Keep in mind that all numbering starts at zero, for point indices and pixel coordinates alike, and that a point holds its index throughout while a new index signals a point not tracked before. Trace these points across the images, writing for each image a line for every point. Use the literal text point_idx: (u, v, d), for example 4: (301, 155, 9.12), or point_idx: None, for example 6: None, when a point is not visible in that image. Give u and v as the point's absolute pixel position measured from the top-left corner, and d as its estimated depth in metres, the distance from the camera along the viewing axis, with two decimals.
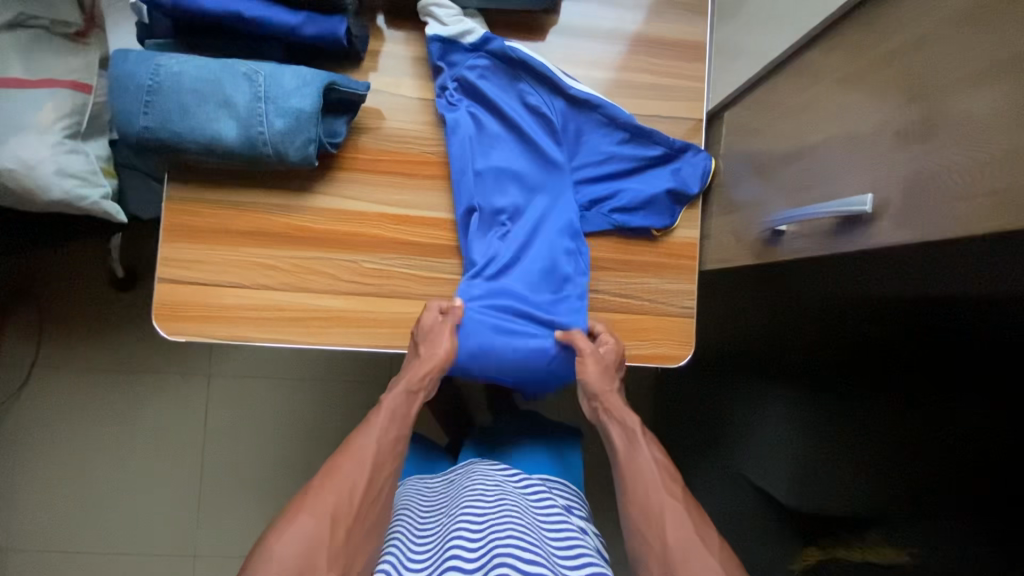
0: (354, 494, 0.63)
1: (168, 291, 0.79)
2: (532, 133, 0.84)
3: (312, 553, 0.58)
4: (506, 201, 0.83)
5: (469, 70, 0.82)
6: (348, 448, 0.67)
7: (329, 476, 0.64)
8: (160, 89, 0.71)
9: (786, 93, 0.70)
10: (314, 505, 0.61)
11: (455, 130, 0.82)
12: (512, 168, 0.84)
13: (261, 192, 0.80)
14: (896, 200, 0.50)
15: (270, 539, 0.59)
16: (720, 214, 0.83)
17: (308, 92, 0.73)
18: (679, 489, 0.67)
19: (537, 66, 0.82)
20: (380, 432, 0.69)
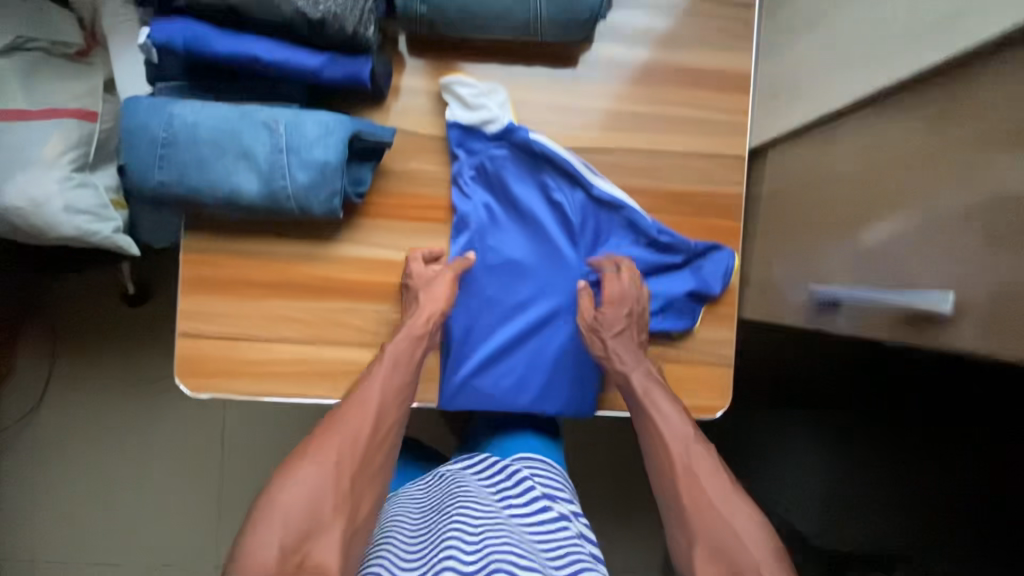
0: (357, 443, 0.64)
1: (189, 346, 0.76)
2: (548, 229, 0.80)
3: (317, 503, 0.58)
4: (513, 299, 0.80)
5: (488, 159, 0.79)
6: (350, 402, 0.67)
7: (331, 428, 0.64)
8: (174, 141, 0.66)
9: (841, 146, 0.65)
10: (317, 454, 0.62)
11: (463, 229, 0.79)
12: (523, 263, 0.80)
13: (281, 241, 0.77)
14: (979, 304, 0.45)
15: (274, 487, 0.59)
16: (762, 264, 0.80)
17: (331, 141, 0.68)
18: (705, 447, 0.66)
19: (562, 160, 0.79)
20: (383, 380, 0.69)
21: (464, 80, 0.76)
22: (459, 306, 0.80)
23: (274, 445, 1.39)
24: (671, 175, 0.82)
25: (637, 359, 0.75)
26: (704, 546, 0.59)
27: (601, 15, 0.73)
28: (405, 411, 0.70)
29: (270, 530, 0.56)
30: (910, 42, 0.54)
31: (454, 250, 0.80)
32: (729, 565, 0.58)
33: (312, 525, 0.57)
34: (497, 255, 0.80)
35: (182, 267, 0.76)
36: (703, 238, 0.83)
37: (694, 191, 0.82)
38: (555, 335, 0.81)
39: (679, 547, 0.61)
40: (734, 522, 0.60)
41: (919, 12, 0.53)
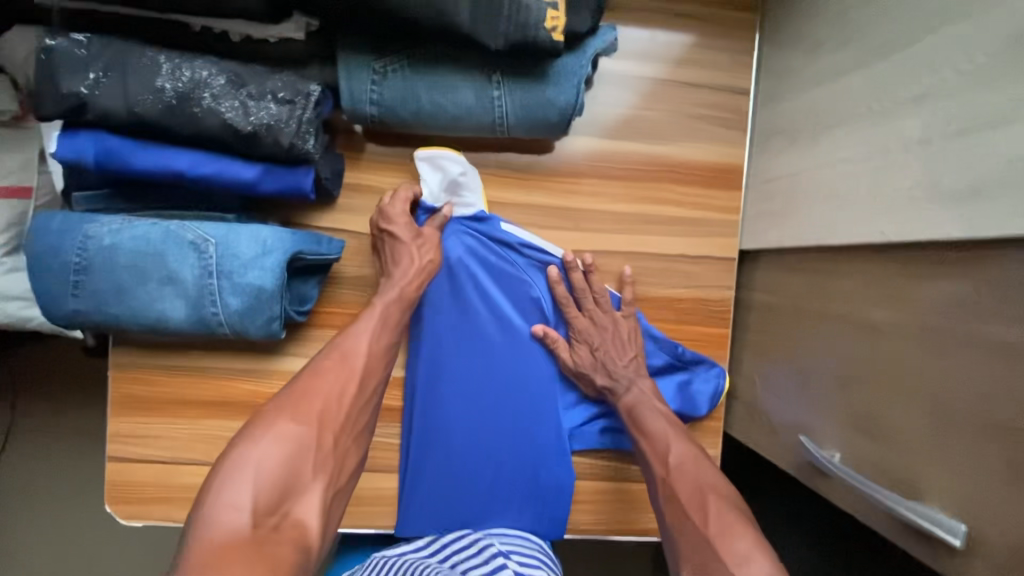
0: (341, 401, 0.56)
1: (120, 471, 0.69)
2: (522, 330, 0.74)
3: (294, 458, 0.50)
4: (484, 408, 0.73)
5: (451, 250, 0.72)
6: (330, 352, 0.60)
7: (310, 376, 0.56)
8: (90, 267, 0.59)
9: (838, 283, 0.58)
10: (296, 408, 0.54)
11: (420, 330, 0.73)
12: (496, 368, 0.73)
13: (221, 357, 0.70)
14: (997, 546, 0.38)
15: (241, 441, 0.50)
16: (750, 383, 0.73)
17: (268, 264, 0.61)
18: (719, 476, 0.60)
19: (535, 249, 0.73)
20: (372, 338, 0.63)
21: (457, 158, 0.69)
22: (424, 415, 0.72)
23: None
24: (653, 279, 0.75)
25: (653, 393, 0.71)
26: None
27: (573, 115, 0.65)
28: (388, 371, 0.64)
29: (234, 484, 0.47)
30: (922, 200, 0.46)
31: (410, 353, 0.73)
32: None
33: (287, 483, 0.49)
34: (468, 357, 0.73)
35: (111, 385, 0.69)
36: (687, 347, 0.76)
37: (677, 296, 0.75)
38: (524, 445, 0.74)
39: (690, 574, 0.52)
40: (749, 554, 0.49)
41: (933, 168, 0.45)
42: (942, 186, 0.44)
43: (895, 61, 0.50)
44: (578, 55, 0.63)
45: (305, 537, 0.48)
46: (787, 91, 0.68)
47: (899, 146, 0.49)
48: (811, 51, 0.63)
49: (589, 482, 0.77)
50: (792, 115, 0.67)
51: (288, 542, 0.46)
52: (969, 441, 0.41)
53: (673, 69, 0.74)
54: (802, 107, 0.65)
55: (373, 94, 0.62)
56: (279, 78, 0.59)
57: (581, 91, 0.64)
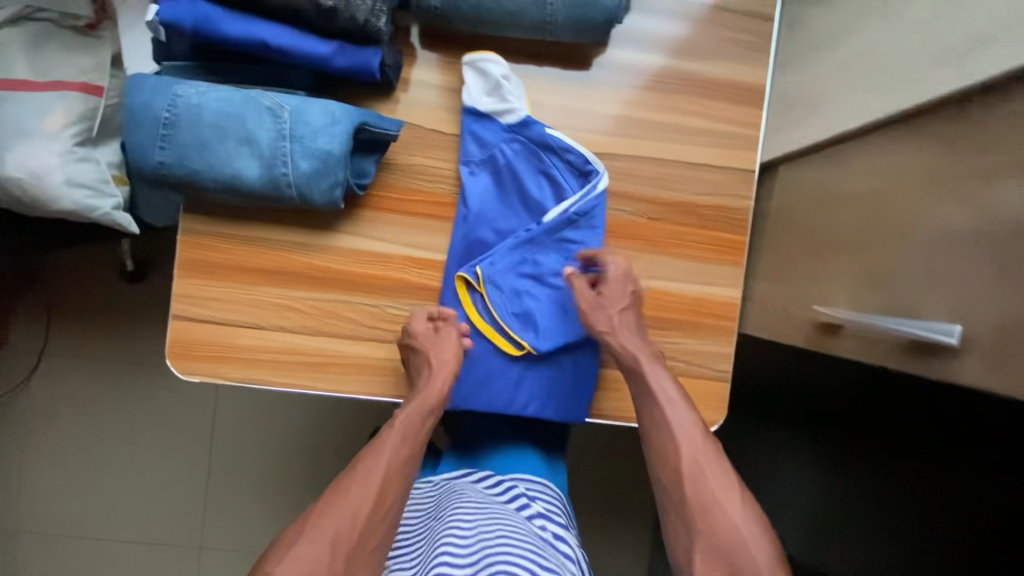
0: (356, 520, 0.60)
1: (182, 329, 0.75)
2: (555, 232, 0.78)
3: (313, 575, 0.56)
4: (518, 304, 0.79)
5: (498, 152, 0.78)
6: (343, 482, 0.63)
7: (335, 493, 0.62)
8: (177, 123, 0.65)
9: (854, 167, 0.63)
10: (314, 531, 0.59)
11: (463, 221, 0.78)
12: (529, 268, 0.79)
13: (281, 229, 0.76)
14: (989, 338, 0.44)
15: (271, 563, 0.57)
16: (766, 281, 0.78)
17: (336, 131, 0.67)
18: (707, 443, 0.66)
19: (578, 159, 0.77)
20: (390, 453, 0.66)
21: (500, 62, 0.75)
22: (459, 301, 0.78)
23: (267, 426, 1.43)
24: (678, 186, 0.81)
25: (640, 346, 0.74)
26: (704, 547, 0.60)
27: (616, 18, 0.72)
28: (411, 471, 0.68)
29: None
30: (932, 66, 0.52)
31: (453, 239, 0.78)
32: (729, 565, 0.59)
33: None
34: (506, 254, 0.78)
35: (179, 249, 0.75)
36: (707, 250, 0.82)
37: (700, 202, 0.81)
38: (540, 344, 0.77)
39: (681, 557, 0.61)
40: (735, 518, 0.61)
41: (942, 36, 0.52)
42: (949, 48, 0.51)
43: None
44: None
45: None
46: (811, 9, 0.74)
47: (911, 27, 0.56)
48: None
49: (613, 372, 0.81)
50: (814, 29, 0.73)
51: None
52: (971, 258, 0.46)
53: None
54: (823, 19, 0.71)
55: None
56: None
57: None
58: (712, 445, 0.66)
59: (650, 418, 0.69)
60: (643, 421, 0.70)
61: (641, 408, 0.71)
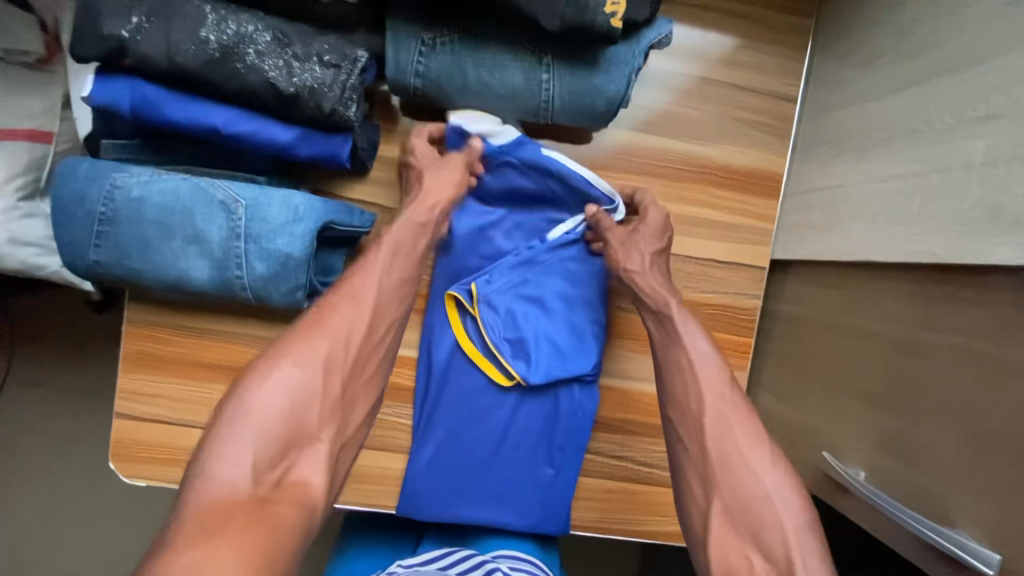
0: (350, 340, 0.51)
1: (126, 428, 0.68)
2: (552, 257, 0.73)
3: (301, 406, 0.46)
4: (511, 334, 0.72)
5: (487, 175, 0.70)
6: (334, 293, 0.53)
7: (314, 319, 0.51)
8: (115, 218, 0.57)
9: (879, 301, 0.56)
10: (298, 348, 0.49)
11: (450, 247, 0.73)
12: (524, 295, 0.73)
13: (240, 322, 0.68)
14: None
15: (232, 394, 0.46)
16: (771, 393, 0.72)
17: (298, 230, 0.59)
18: (736, 389, 0.53)
19: (576, 178, 0.69)
20: (382, 268, 0.56)
21: (490, 122, 0.65)
22: (447, 332, 0.73)
23: None
24: (681, 282, 0.74)
25: (666, 286, 0.63)
26: (722, 504, 0.48)
27: (620, 107, 0.63)
28: (405, 304, 0.58)
29: (241, 438, 0.44)
30: (984, 223, 0.45)
31: (441, 265, 0.73)
32: (751, 530, 0.46)
33: (292, 438, 0.45)
34: (498, 282, 0.72)
35: (125, 341, 0.67)
36: None
37: (704, 300, 0.74)
38: (531, 375, 0.72)
39: (693, 508, 0.50)
40: (765, 482, 0.47)
41: (998, 190, 0.44)
42: (1006, 211, 0.43)
43: (967, 77, 0.49)
44: (632, 47, 0.61)
45: (309, 495, 0.44)
46: (838, 101, 0.67)
47: (959, 166, 0.48)
48: (869, 61, 0.62)
49: (600, 480, 0.75)
50: (842, 125, 0.65)
51: (292, 503, 0.43)
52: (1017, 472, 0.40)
53: (721, 69, 0.72)
54: (853, 118, 0.64)
55: (419, 66, 0.60)
56: (325, 41, 0.57)
57: (631, 82, 0.62)
58: (743, 396, 0.52)
59: (664, 346, 0.58)
60: (660, 357, 0.58)
61: (655, 343, 0.59)
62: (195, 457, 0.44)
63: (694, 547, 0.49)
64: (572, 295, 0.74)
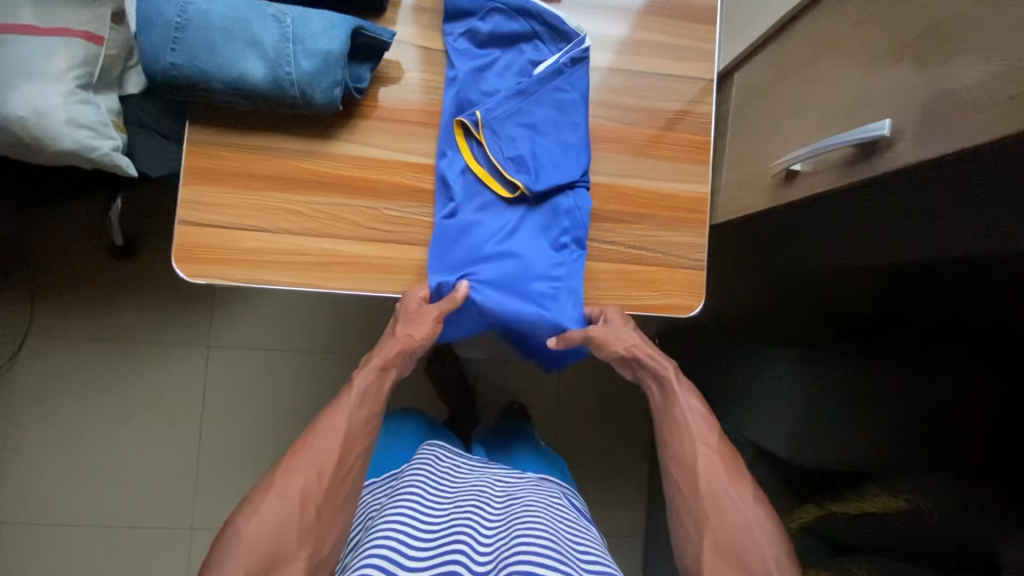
0: (321, 475, 0.67)
1: (188, 234, 0.79)
2: (539, 89, 0.84)
3: (283, 531, 0.62)
4: (513, 155, 0.83)
5: (480, 22, 0.84)
6: (315, 431, 0.71)
7: (294, 461, 0.68)
8: (188, 26, 0.71)
9: (799, 45, 0.73)
10: (283, 488, 0.65)
11: (452, 82, 0.84)
12: (522, 126, 0.84)
13: (283, 137, 0.81)
14: (913, 123, 0.52)
15: (232, 524, 0.63)
16: (732, 171, 0.87)
17: (335, 34, 0.74)
18: (720, 440, 0.73)
19: (553, 18, 0.84)
20: (349, 414, 0.73)
21: None
22: (455, 159, 0.84)
23: (259, 397, 1.46)
24: (647, 94, 0.89)
25: (660, 355, 0.83)
26: (714, 537, 0.66)
27: None
28: (366, 431, 0.74)
29: (234, 563, 0.60)
30: None
31: (447, 99, 0.84)
32: (738, 559, 0.64)
33: (276, 552, 0.61)
34: (498, 115, 0.83)
35: (186, 159, 0.79)
36: (676, 151, 0.90)
37: (667, 107, 0.90)
38: (534, 185, 0.83)
39: (690, 544, 0.67)
40: (746, 513, 0.66)
41: None
42: None
43: None
44: None
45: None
46: None
47: None
48: None
49: (601, 265, 0.88)
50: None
51: None
52: (901, 68, 0.55)
53: None
54: None
55: None
56: None
57: None
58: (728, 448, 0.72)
59: (666, 408, 0.78)
60: (661, 418, 0.78)
61: (658, 404, 0.80)
62: (215, 544, 0.63)
63: (681, 557, 0.68)
64: (559, 120, 0.85)
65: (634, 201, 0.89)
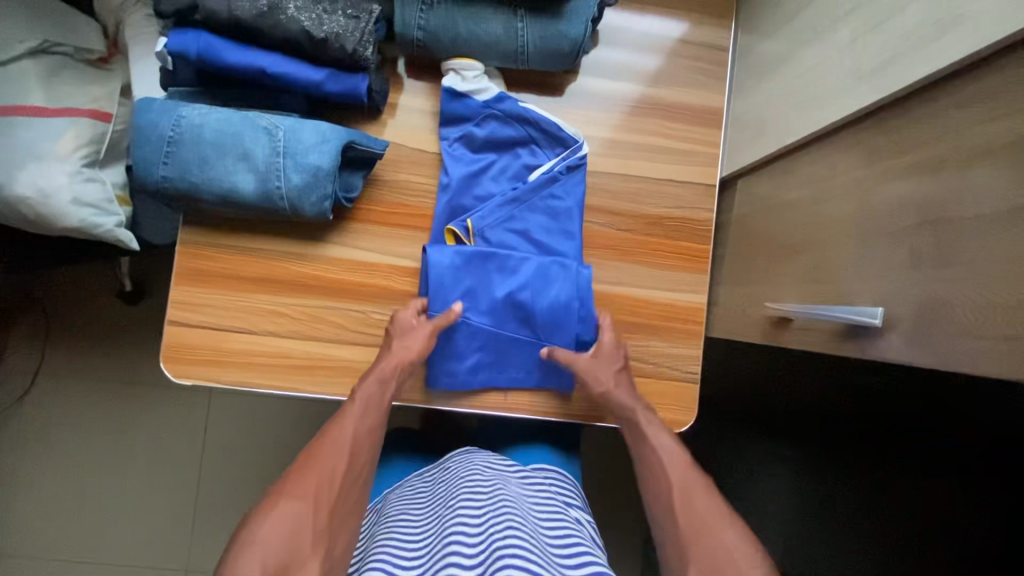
0: (334, 478, 0.64)
1: (177, 334, 0.80)
2: (532, 195, 0.83)
3: (297, 532, 0.59)
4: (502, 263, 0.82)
5: (476, 127, 0.83)
6: (324, 437, 0.68)
7: (305, 463, 0.65)
8: (180, 140, 0.72)
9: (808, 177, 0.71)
10: (294, 490, 0.62)
11: (445, 188, 0.83)
12: (513, 232, 0.84)
13: (275, 240, 0.81)
14: (907, 318, 0.50)
15: (247, 524, 0.59)
16: (731, 286, 0.84)
17: (326, 148, 0.74)
18: (696, 471, 0.68)
19: (549, 125, 0.83)
20: (355, 419, 0.70)
21: (476, 68, 0.80)
22: None
23: (255, 447, 1.46)
24: (646, 199, 0.87)
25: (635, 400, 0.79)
26: (698, 569, 0.58)
27: (581, 50, 0.80)
28: (375, 441, 0.71)
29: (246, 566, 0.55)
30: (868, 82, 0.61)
31: (438, 205, 0.83)
32: None
33: (292, 558, 0.57)
34: (490, 221, 0.83)
35: (179, 259, 0.80)
36: (673, 259, 0.87)
37: (667, 214, 0.87)
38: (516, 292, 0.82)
39: None
40: (725, 538, 0.60)
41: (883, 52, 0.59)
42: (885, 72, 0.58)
43: None
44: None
45: None
46: (767, 36, 0.83)
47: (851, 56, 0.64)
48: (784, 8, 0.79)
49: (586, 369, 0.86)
50: (774, 56, 0.81)
51: None
52: (902, 251, 0.53)
53: (668, 29, 0.88)
54: (779, 48, 0.79)
55: (421, 21, 0.77)
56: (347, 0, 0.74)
57: (588, 29, 0.79)
58: (698, 470, 0.68)
59: (637, 450, 0.74)
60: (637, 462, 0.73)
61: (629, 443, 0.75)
62: (226, 553, 0.58)
63: None
64: (552, 227, 0.84)
65: (628, 309, 0.87)
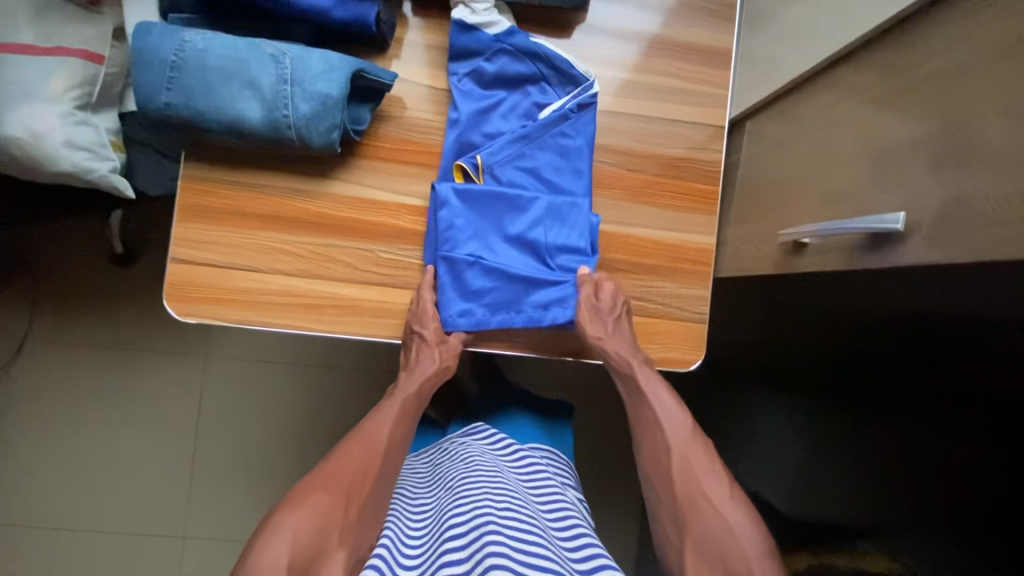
0: (368, 478, 0.67)
1: (181, 272, 0.78)
2: (543, 132, 0.82)
3: (325, 529, 0.62)
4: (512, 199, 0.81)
5: (485, 62, 0.81)
6: (356, 436, 0.70)
7: (344, 463, 0.67)
8: (184, 66, 0.70)
9: (821, 106, 0.71)
10: (330, 485, 0.65)
11: (454, 124, 0.81)
12: (523, 170, 0.83)
13: (280, 176, 0.79)
14: (928, 220, 0.51)
15: (277, 514, 0.62)
16: (741, 224, 0.84)
17: (335, 76, 0.72)
18: (697, 443, 0.72)
19: (559, 60, 0.81)
20: (393, 424, 0.73)
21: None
22: None
23: (253, 411, 1.44)
24: (655, 139, 0.87)
25: (630, 351, 0.80)
26: (692, 542, 0.66)
27: None
28: (406, 445, 0.74)
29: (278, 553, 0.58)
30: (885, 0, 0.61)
31: (447, 142, 0.82)
32: (720, 561, 0.64)
33: (318, 550, 0.60)
34: (500, 159, 0.82)
35: (181, 194, 0.78)
36: (682, 200, 0.87)
37: (677, 155, 0.87)
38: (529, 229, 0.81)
39: (671, 548, 0.67)
40: (725, 513, 0.66)
41: None
42: None
43: None
44: None
45: None
46: None
47: None
48: None
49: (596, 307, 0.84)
50: None
51: None
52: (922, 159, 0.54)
53: None
54: None
55: None
56: None
57: None
58: (697, 442, 0.72)
59: (637, 411, 0.77)
60: (636, 420, 0.77)
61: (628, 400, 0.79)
62: (247, 548, 0.60)
63: (665, 564, 0.69)
64: (562, 166, 0.83)
65: (637, 250, 0.86)
